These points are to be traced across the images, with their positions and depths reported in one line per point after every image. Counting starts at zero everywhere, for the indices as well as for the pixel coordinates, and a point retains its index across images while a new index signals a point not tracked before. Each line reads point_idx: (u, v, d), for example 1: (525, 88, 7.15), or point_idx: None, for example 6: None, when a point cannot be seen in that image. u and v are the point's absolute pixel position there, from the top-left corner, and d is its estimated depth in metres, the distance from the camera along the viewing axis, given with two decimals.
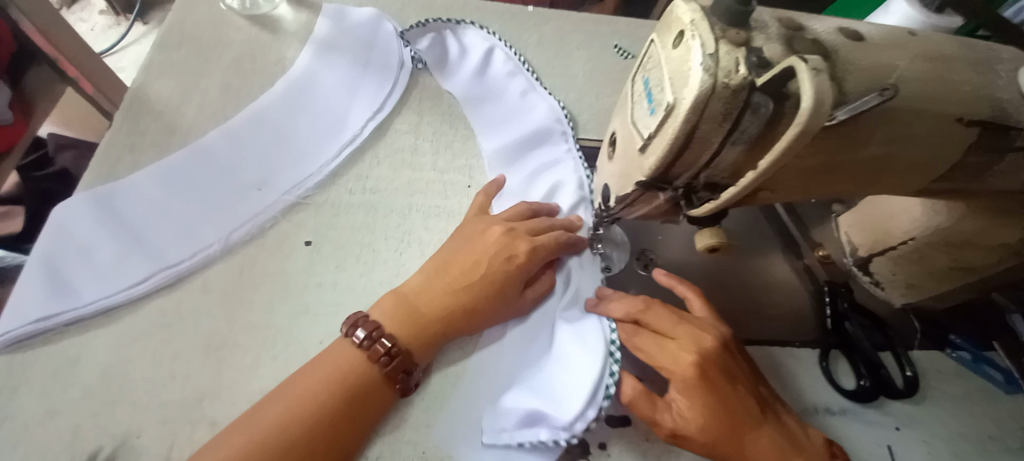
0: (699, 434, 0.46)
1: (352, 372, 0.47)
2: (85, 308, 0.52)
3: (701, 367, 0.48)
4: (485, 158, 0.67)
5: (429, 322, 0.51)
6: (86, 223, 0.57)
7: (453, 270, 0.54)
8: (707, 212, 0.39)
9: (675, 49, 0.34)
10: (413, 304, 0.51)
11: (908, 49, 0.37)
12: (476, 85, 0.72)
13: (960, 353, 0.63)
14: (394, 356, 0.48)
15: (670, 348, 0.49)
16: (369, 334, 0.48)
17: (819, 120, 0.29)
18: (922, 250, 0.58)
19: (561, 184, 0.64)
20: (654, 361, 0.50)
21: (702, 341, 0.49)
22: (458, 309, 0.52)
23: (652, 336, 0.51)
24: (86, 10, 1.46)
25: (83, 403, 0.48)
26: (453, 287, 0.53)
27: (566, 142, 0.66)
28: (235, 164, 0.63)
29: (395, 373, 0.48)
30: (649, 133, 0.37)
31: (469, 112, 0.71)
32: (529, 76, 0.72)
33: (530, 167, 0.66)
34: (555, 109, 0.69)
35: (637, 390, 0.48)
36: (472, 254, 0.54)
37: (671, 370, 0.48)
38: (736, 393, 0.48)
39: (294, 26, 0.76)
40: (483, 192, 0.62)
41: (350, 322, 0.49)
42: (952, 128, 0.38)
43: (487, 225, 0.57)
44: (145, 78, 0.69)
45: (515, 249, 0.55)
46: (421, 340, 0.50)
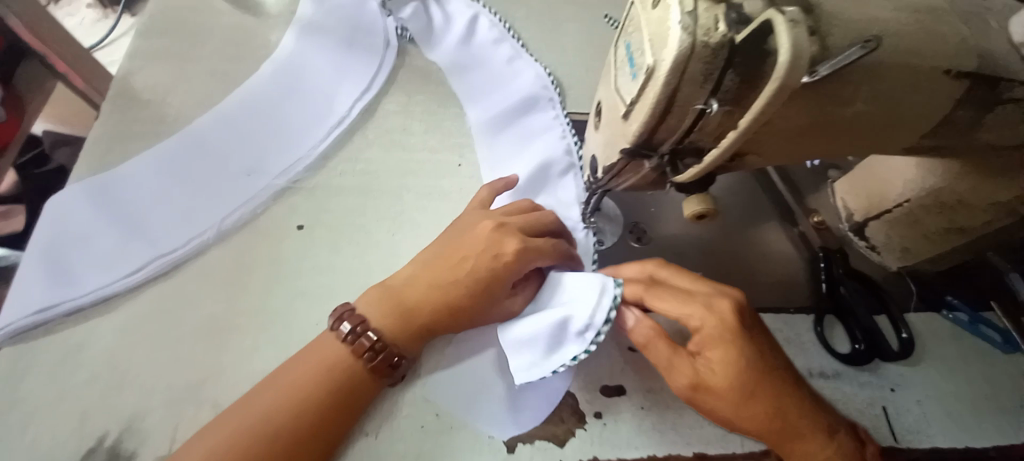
0: (724, 383, 0.46)
1: (339, 363, 0.47)
2: (85, 298, 0.53)
3: (737, 312, 0.48)
4: (473, 126, 0.67)
5: (415, 315, 0.50)
6: (79, 215, 0.57)
7: (439, 265, 0.51)
8: (692, 176, 0.38)
9: (654, 11, 0.34)
10: (398, 297, 0.50)
11: (895, 1, 0.36)
12: (461, 53, 0.72)
13: (957, 314, 0.63)
14: (380, 350, 0.48)
15: (699, 297, 0.49)
16: (354, 328, 0.48)
17: (797, 76, 0.29)
18: (916, 211, 0.58)
19: (549, 146, 0.64)
20: (675, 312, 0.49)
21: (727, 292, 0.50)
22: (445, 305, 0.50)
23: (671, 289, 0.51)
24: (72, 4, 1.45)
25: (88, 389, 0.50)
26: (438, 282, 0.50)
27: (553, 107, 0.67)
28: (224, 150, 0.63)
29: (383, 365, 0.48)
30: (632, 98, 0.36)
31: (454, 81, 0.71)
32: (515, 43, 0.72)
33: (518, 131, 0.67)
34: (541, 75, 0.70)
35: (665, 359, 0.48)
36: (460, 249, 0.52)
37: (702, 318, 0.48)
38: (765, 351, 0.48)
39: (276, 8, 0.75)
40: (488, 186, 0.59)
41: (336, 315, 0.49)
42: (940, 82, 0.37)
43: (481, 219, 0.54)
44: (128, 68, 0.68)
45: (503, 247, 0.50)
46: (405, 337, 0.49)
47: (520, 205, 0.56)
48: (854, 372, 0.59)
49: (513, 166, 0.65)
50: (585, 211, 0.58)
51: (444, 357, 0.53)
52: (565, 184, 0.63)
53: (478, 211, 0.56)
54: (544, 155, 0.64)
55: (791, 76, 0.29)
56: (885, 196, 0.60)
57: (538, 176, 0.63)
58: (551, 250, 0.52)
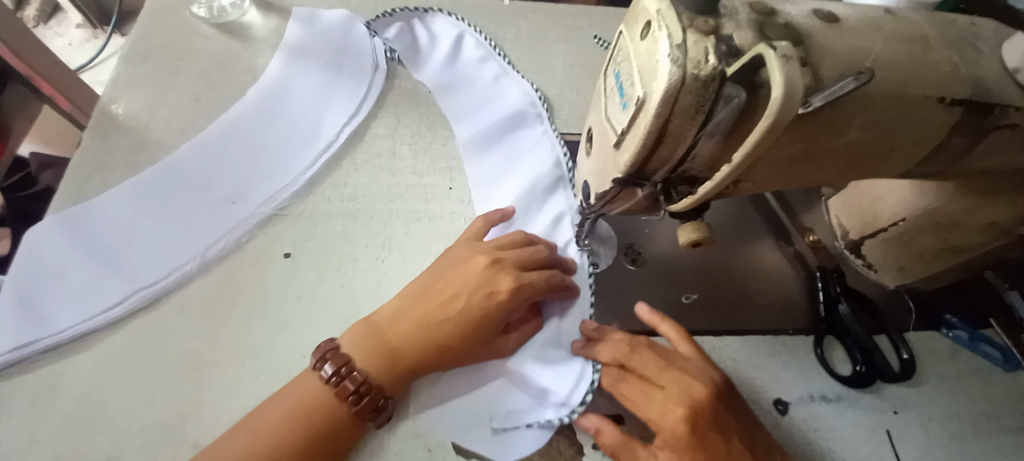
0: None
1: (320, 406, 0.45)
2: (61, 335, 0.51)
3: (690, 421, 0.47)
4: (461, 144, 0.67)
5: (402, 355, 0.48)
6: (56, 248, 0.55)
7: (429, 301, 0.51)
8: (686, 207, 0.37)
9: (642, 42, 0.33)
10: (384, 336, 0.49)
11: (882, 31, 0.36)
12: (448, 72, 0.72)
13: (956, 333, 0.62)
14: (364, 394, 0.46)
15: (658, 399, 0.48)
16: (337, 370, 0.46)
17: (791, 110, 0.28)
18: (911, 231, 0.57)
19: (539, 164, 0.65)
20: (641, 412, 0.49)
21: (690, 390, 0.48)
22: (429, 347, 0.49)
23: (636, 381, 0.50)
24: (61, 24, 1.43)
25: (61, 432, 0.47)
26: (427, 320, 0.49)
27: (541, 124, 0.68)
28: (208, 178, 0.61)
29: (367, 409, 0.46)
30: (622, 128, 0.35)
31: (440, 100, 0.70)
32: (501, 61, 0.73)
33: (507, 149, 0.67)
34: (528, 91, 0.71)
35: (618, 439, 0.48)
36: (450, 286, 0.51)
37: (658, 423, 0.47)
38: (729, 448, 0.46)
39: (264, 32, 0.75)
40: (483, 217, 0.58)
41: (319, 354, 0.47)
42: (933, 110, 0.36)
43: (473, 253, 0.54)
44: (111, 94, 0.67)
45: (498, 285, 0.51)
46: (391, 376, 0.48)
47: (511, 238, 0.55)
48: (854, 396, 0.57)
49: (504, 182, 0.65)
50: (578, 233, 0.58)
51: (436, 388, 0.52)
52: (556, 199, 0.63)
53: (469, 243, 0.55)
54: (535, 172, 0.64)
55: (784, 113, 0.28)
56: (880, 216, 0.59)
57: (530, 199, 0.63)
58: (544, 287, 0.53)
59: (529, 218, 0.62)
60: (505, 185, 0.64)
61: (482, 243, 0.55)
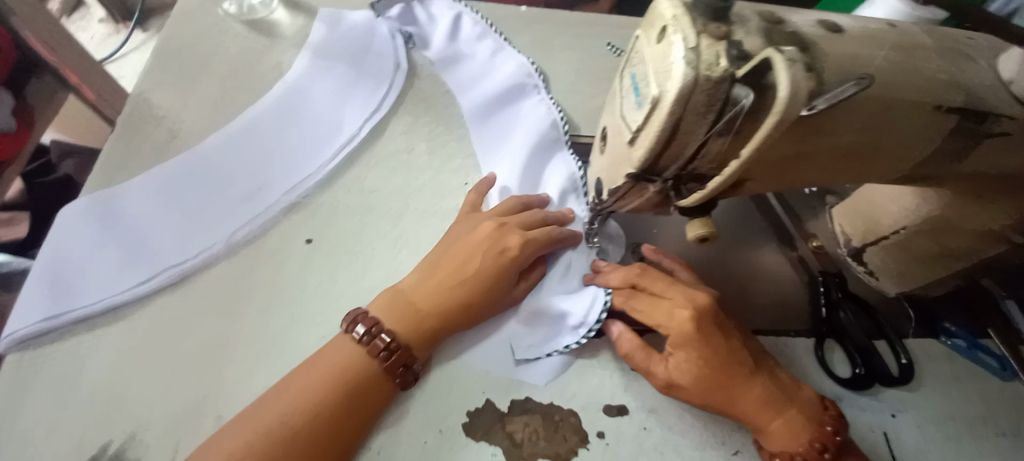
0: (691, 382, 0.50)
1: (354, 363, 0.48)
2: (90, 308, 0.53)
3: (696, 321, 0.51)
4: (466, 113, 0.72)
5: (427, 318, 0.51)
6: (90, 227, 0.58)
7: (448, 266, 0.54)
8: (696, 202, 0.40)
9: (658, 45, 0.36)
10: (411, 303, 0.52)
11: (886, 40, 0.38)
12: (449, 49, 0.76)
13: (955, 341, 0.64)
14: (394, 350, 0.49)
15: (666, 306, 0.53)
16: (368, 330, 0.49)
17: (796, 110, 0.30)
18: (911, 237, 0.59)
19: (538, 128, 0.68)
20: (650, 320, 0.53)
21: (694, 297, 0.52)
22: (454, 303, 0.52)
23: (646, 296, 0.54)
24: (85, 19, 1.48)
25: (90, 402, 0.50)
26: (449, 281, 0.53)
27: (539, 93, 0.71)
28: (234, 166, 0.64)
29: (396, 366, 0.49)
30: (636, 126, 0.38)
31: (445, 75, 0.76)
32: (497, 38, 0.76)
33: (508, 120, 0.71)
34: (524, 64, 0.74)
35: (634, 345, 0.53)
36: (462, 251, 0.55)
37: (668, 326, 0.52)
38: (730, 347, 0.51)
39: (291, 31, 0.78)
40: (476, 191, 0.63)
41: (349, 319, 0.50)
42: (932, 116, 0.38)
43: (478, 222, 0.58)
44: (144, 85, 0.70)
45: (507, 241, 0.55)
46: (420, 336, 0.51)
47: (510, 206, 0.60)
48: (852, 397, 0.59)
49: (505, 147, 0.69)
50: (589, 230, 0.60)
51: (449, 373, 0.54)
52: (554, 161, 0.67)
53: (470, 216, 0.60)
54: (534, 135, 0.68)
55: (789, 110, 0.30)
56: (881, 223, 0.61)
57: (529, 161, 0.67)
58: (548, 241, 0.57)
59: (531, 183, 0.66)
60: (506, 151, 0.68)
61: (484, 212, 0.60)
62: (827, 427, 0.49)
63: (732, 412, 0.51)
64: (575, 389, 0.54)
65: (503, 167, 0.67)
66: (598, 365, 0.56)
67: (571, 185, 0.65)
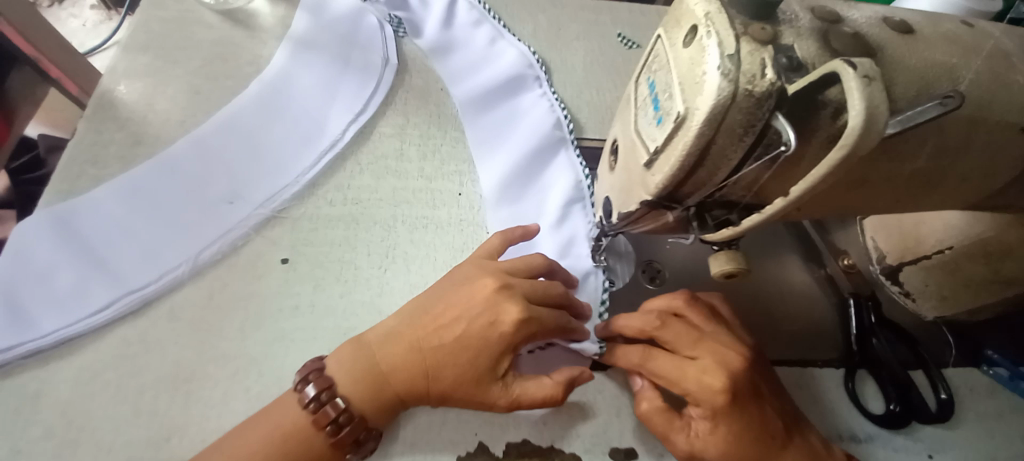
0: (719, 456, 0.44)
1: (296, 433, 0.42)
2: (45, 339, 0.48)
3: (730, 391, 0.44)
4: (459, 106, 0.65)
5: (391, 381, 0.45)
6: (44, 244, 0.53)
7: (425, 325, 0.46)
8: (725, 239, 0.33)
9: (686, 49, 0.29)
10: (374, 360, 0.45)
11: (961, 44, 0.31)
12: (443, 37, 0.70)
13: (996, 370, 0.57)
14: (344, 423, 0.43)
15: (693, 373, 0.45)
16: (318, 395, 0.43)
17: (869, 138, 0.23)
18: (959, 259, 0.54)
19: (540, 127, 0.63)
20: (676, 386, 0.45)
21: (726, 361, 0.45)
22: (420, 375, 0.45)
23: (666, 355, 0.46)
24: (76, 5, 1.41)
25: (44, 443, 0.45)
26: (420, 345, 0.45)
27: (540, 87, 0.66)
28: (204, 176, 0.58)
29: (345, 441, 0.43)
30: (655, 146, 0.31)
31: (438, 63, 0.69)
32: (496, 24, 0.70)
33: (508, 115, 0.65)
34: (525, 53, 0.68)
35: (655, 407, 0.46)
36: (451, 308, 0.46)
37: (697, 397, 0.44)
38: (761, 417, 0.45)
39: (270, 21, 0.71)
40: (501, 233, 0.53)
41: (302, 374, 0.45)
42: (1014, 137, 0.32)
43: (482, 273, 0.49)
44: (109, 83, 0.64)
45: (502, 314, 0.45)
46: (378, 405, 0.44)
47: (521, 263, 0.50)
48: (886, 437, 0.53)
49: (502, 144, 0.63)
50: (595, 247, 0.54)
51: (437, 412, 0.48)
52: (559, 163, 0.61)
53: (479, 261, 0.51)
54: (535, 135, 0.62)
55: (861, 143, 0.23)
56: (923, 242, 0.55)
57: (531, 162, 0.61)
58: (554, 327, 0.47)
59: (529, 186, 0.60)
60: (504, 150, 0.63)
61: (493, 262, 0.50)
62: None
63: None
64: (577, 430, 0.49)
65: (499, 167, 0.61)
66: (604, 402, 0.50)
67: (575, 193, 0.58)
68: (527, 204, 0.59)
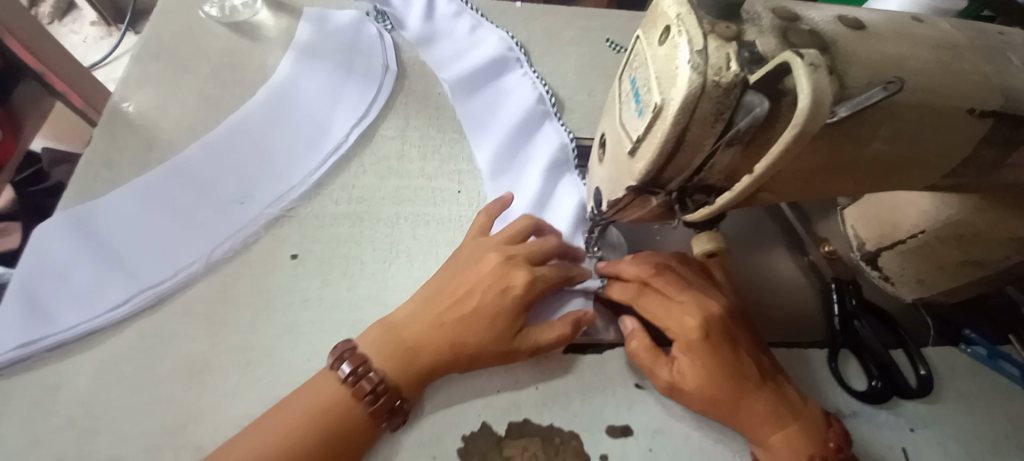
0: (696, 390, 0.48)
1: (332, 406, 0.45)
2: (65, 333, 0.51)
3: (704, 330, 0.49)
4: (449, 89, 0.70)
5: (419, 356, 0.48)
6: (64, 243, 0.55)
7: (442, 301, 0.51)
8: (702, 218, 0.36)
9: (661, 47, 0.32)
10: (399, 334, 0.49)
11: (911, 39, 0.35)
12: (426, 28, 0.74)
13: (974, 348, 0.60)
14: (380, 394, 0.46)
15: (676, 311, 0.51)
16: (354, 370, 0.46)
17: (818, 120, 0.27)
18: (931, 242, 0.56)
19: (524, 103, 0.68)
20: (659, 322, 0.52)
21: (707, 307, 0.50)
22: (445, 347, 0.48)
23: (656, 296, 0.52)
24: (76, 21, 1.44)
25: (66, 432, 0.47)
26: (441, 320, 0.49)
27: (521, 67, 0.72)
28: (216, 175, 0.61)
29: (383, 409, 0.46)
30: (637, 135, 0.35)
31: (423, 52, 0.73)
32: (475, 14, 0.75)
33: (493, 95, 0.70)
34: (505, 38, 0.73)
35: (643, 343, 0.51)
36: (463, 283, 0.51)
37: (676, 331, 0.50)
38: (738, 359, 0.49)
39: (275, 32, 0.74)
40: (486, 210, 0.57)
41: (336, 354, 0.47)
42: (962, 121, 0.35)
43: (482, 251, 0.53)
44: (122, 93, 0.67)
45: (511, 280, 0.50)
46: (409, 378, 0.47)
47: (517, 228, 0.55)
48: (869, 412, 0.56)
49: (492, 121, 0.68)
50: (588, 239, 0.57)
51: (442, 395, 0.51)
52: (545, 133, 0.66)
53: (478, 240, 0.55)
54: (521, 110, 0.68)
55: (812, 122, 0.26)
56: (898, 227, 0.58)
57: (521, 134, 0.66)
58: (557, 279, 0.52)
59: (519, 158, 0.65)
60: (494, 127, 0.67)
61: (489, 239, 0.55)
62: (830, 443, 0.47)
63: (737, 425, 0.48)
64: (575, 410, 0.51)
65: (491, 143, 0.66)
66: (599, 383, 0.53)
67: (561, 156, 0.64)
68: (519, 175, 0.64)
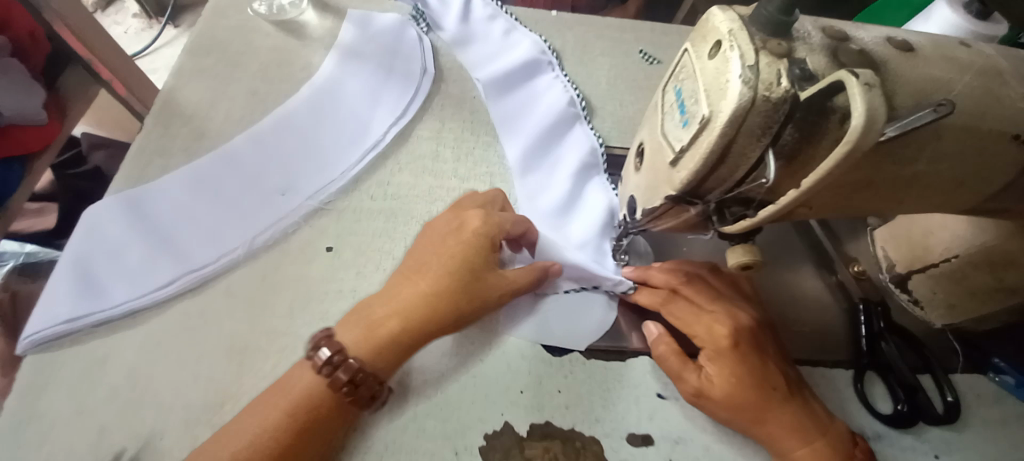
0: (724, 397, 0.48)
1: (311, 400, 0.45)
2: (113, 309, 0.53)
3: (734, 339, 0.50)
4: (482, 89, 0.71)
5: (383, 329, 0.47)
6: (115, 224, 0.58)
7: (413, 270, 0.51)
8: (741, 230, 0.36)
9: (711, 61, 0.33)
10: (369, 313, 0.49)
11: (959, 63, 0.35)
12: (462, 30, 0.76)
13: (1003, 378, 0.59)
14: (359, 384, 0.46)
15: (706, 319, 0.51)
16: (330, 358, 0.45)
17: (871, 137, 0.27)
18: (965, 267, 0.56)
19: (556, 105, 0.69)
20: (687, 329, 0.52)
21: (736, 317, 0.52)
22: (415, 317, 0.48)
23: (686, 304, 0.53)
24: (120, 13, 1.50)
25: (110, 404, 0.49)
26: (407, 278, 0.50)
27: (553, 70, 0.73)
28: (258, 165, 0.63)
29: (362, 397, 0.46)
30: (681, 146, 0.35)
31: (459, 54, 0.75)
32: (509, 18, 0.77)
33: (524, 96, 0.71)
34: (538, 42, 0.75)
35: (671, 349, 0.51)
36: (440, 251, 0.51)
37: (704, 339, 0.51)
38: (766, 369, 0.49)
39: (319, 31, 0.77)
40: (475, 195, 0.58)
41: (314, 343, 0.47)
42: (1007, 147, 0.35)
43: (462, 220, 0.53)
44: (173, 83, 0.70)
45: (466, 221, 0.52)
46: (381, 351, 0.47)
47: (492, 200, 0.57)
48: (894, 436, 0.55)
49: (523, 121, 0.69)
50: (616, 248, 0.58)
51: (467, 391, 0.52)
52: (575, 135, 0.67)
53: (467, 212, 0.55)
54: (552, 112, 0.69)
55: (864, 139, 0.27)
56: (931, 250, 0.58)
57: (551, 136, 0.67)
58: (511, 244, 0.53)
59: (549, 157, 0.66)
60: (525, 127, 0.68)
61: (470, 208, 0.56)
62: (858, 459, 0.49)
63: (758, 434, 0.49)
64: (598, 415, 0.52)
65: (522, 141, 0.67)
66: (623, 389, 0.53)
67: (590, 159, 0.65)
68: (549, 174, 0.65)
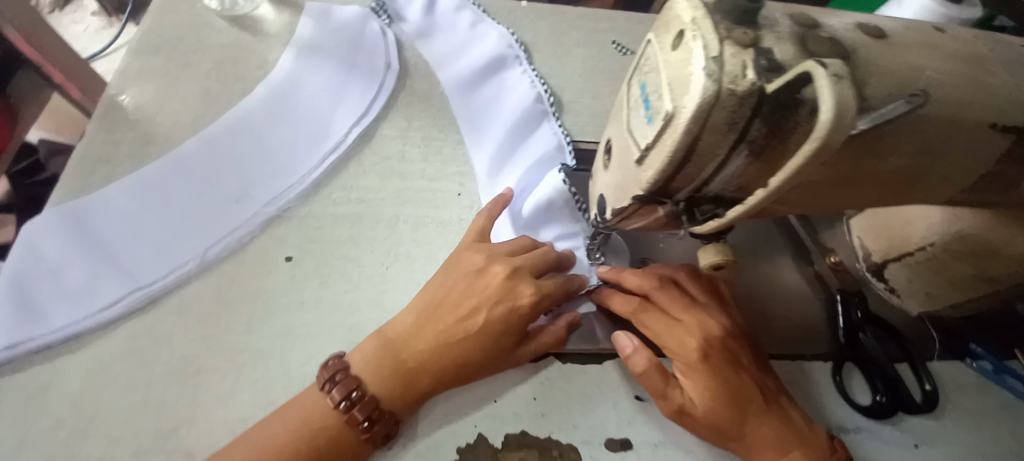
0: (705, 414, 0.47)
1: (325, 430, 0.44)
2: (56, 332, 0.49)
3: (705, 351, 0.48)
4: (447, 88, 0.69)
5: (418, 378, 0.47)
6: (56, 238, 0.54)
7: (446, 319, 0.49)
8: (711, 230, 0.34)
9: (674, 52, 0.31)
10: (399, 355, 0.47)
11: (933, 49, 0.34)
12: (426, 23, 0.73)
13: (980, 363, 0.59)
14: (376, 419, 0.45)
15: (677, 329, 0.50)
16: (347, 395, 0.45)
17: (839, 132, 0.25)
18: (942, 257, 0.54)
19: (523, 100, 0.66)
20: (660, 340, 0.50)
21: (709, 326, 0.49)
22: (448, 366, 0.47)
23: (658, 313, 0.51)
24: (78, 11, 1.42)
25: (54, 433, 0.46)
26: (446, 339, 0.48)
27: (521, 65, 0.70)
28: (213, 173, 0.60)
29: (378, 435, 0.45)
30: (646, 143, 0.33)
31: (422, 48, 0.72)
32: (476, 10, 0.73)
33: (491, 93, 0.68)
34: (505, 35, 0.72)
35: (650, 365, 0.48)
36: (468, 300, 0.49)
37: (676, 349, 0.49)
38: (741, 382, 0.48)
39: (276, 27, 0.73)
40: (487, 212, 0.56)
41: (328, 374, 0.46)
42: (986, 137, 0.34)
43: (489, 264, 0.51)
44: (119, 85, 0.65)
45: (519, 296, 0.50)
46: (406, 395, 0.46)
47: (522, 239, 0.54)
48: (874, 428, 0.54)
49: (490, 119, 0.66)
50: (589, 246, 0.56)
51: (439, 404, 0.50)
52: (543, 131, 0.65)
53: (476, 246, 0.53)
54: (520, 109, 0.66)
55: (833, 136, 0.25)
56: (908, 240, 0.56)
57: (520, 131, 0.64)
58: (560, 294, 0.52)
59: (518, 149, 0.64)
60: (492, 124, 0.66)
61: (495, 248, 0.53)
62: None
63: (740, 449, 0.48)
64: (575, 421, 0.50)
65: (488, 141, 0.64)
66: (600, 393, 0.52)
67: (558, 156, 0.62)
68: (516, 171, 0.62)
